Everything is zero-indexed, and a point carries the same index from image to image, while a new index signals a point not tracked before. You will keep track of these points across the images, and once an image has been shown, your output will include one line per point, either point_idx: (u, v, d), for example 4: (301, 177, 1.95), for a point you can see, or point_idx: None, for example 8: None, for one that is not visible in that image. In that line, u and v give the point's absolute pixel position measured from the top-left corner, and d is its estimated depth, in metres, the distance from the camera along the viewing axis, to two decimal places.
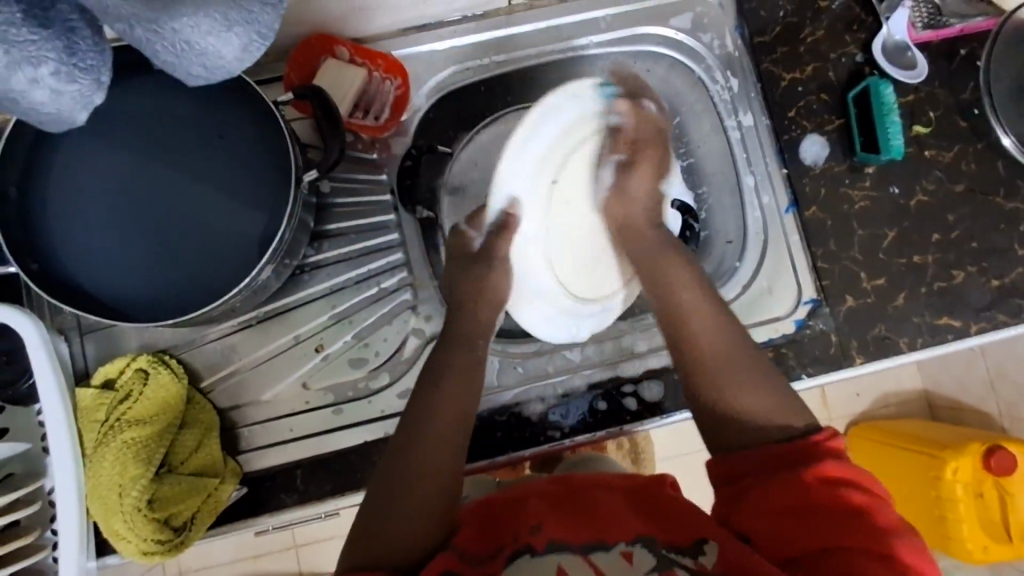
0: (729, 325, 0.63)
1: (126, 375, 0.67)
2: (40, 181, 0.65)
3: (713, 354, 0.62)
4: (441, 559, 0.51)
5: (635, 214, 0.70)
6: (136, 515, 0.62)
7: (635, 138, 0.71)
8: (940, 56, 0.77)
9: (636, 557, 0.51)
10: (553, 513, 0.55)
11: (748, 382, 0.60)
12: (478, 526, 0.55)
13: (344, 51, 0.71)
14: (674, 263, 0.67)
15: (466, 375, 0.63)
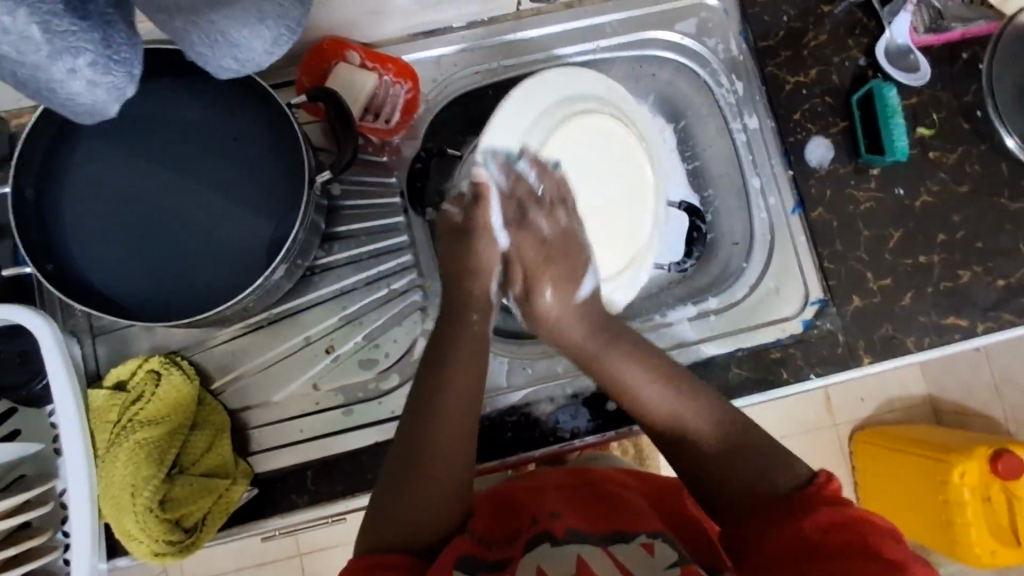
0: (685, 394, 0.62)
1: (138, 376, 0.67)
2: (56, 183, 0.66)
3: (674, 425, 0.62)
4: (461, 542, 0.55)
5: (574, 336, 0.66)
6: (148, 516, 0.63)
7: (527, 270, 0.67)
8: (942, 59, 0.78)
9: (655, 548, 0.53)
10: (575, 510, 0.59)
11: (717, 441, 0.60)
12: (503, 521, 0.60)
13: (355, 56, 0.71)
14: (618, 359, 0.65)
15: (476, 360, 0.63)
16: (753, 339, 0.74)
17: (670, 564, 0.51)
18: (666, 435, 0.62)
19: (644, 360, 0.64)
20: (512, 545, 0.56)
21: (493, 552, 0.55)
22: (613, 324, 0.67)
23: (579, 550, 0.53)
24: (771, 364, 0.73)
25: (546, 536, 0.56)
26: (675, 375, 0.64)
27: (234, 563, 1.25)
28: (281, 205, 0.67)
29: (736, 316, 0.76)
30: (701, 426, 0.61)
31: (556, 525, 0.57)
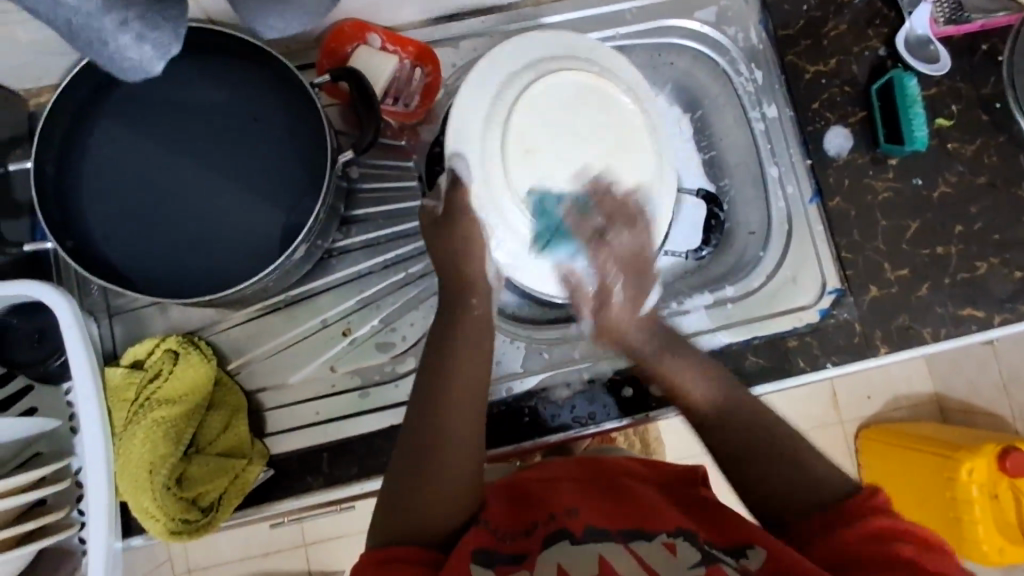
0: (735, 395, 0.64)
1: (154, 356, 0.67)
2: (77, 161, 0.66)
3: (727, 436, 0.61)
4: (472, 538, 0.53)
5: (633, 342, 0.67)
6: (166, 494, 0.63)
7: (605, 263, 0.66)
8: (962, 51, 0.78)
9: (679, 548, 0.51)
10: (592, 504, 0.57)
11: (770, 445, 0.60)
12: (516, 510, 0.58)
13: (376, 38, 0.72)
14: (670, 363, 0.66)
15: (480, 355, 0.62)
16: (769, 328, 0.74)
17: (695, 563, 0.49)
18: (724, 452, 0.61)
19: (698, 365, 0.66)
20: (528, 537, 0.54)
21: (507, 543, 0.53)
22: (677, 339, 0.67)
23: (599, 549, 0.51)
24: (787, 353, 0.73)
25: (564, 533, 0.54)
26: (732, 385, 0.64)
27: (238, 552, 1.25)
28: (300, 185, 0.67)
29: (751, 305, 0.76)
30: (748, 432, 0.61)
31: (573, 521, 0.55)
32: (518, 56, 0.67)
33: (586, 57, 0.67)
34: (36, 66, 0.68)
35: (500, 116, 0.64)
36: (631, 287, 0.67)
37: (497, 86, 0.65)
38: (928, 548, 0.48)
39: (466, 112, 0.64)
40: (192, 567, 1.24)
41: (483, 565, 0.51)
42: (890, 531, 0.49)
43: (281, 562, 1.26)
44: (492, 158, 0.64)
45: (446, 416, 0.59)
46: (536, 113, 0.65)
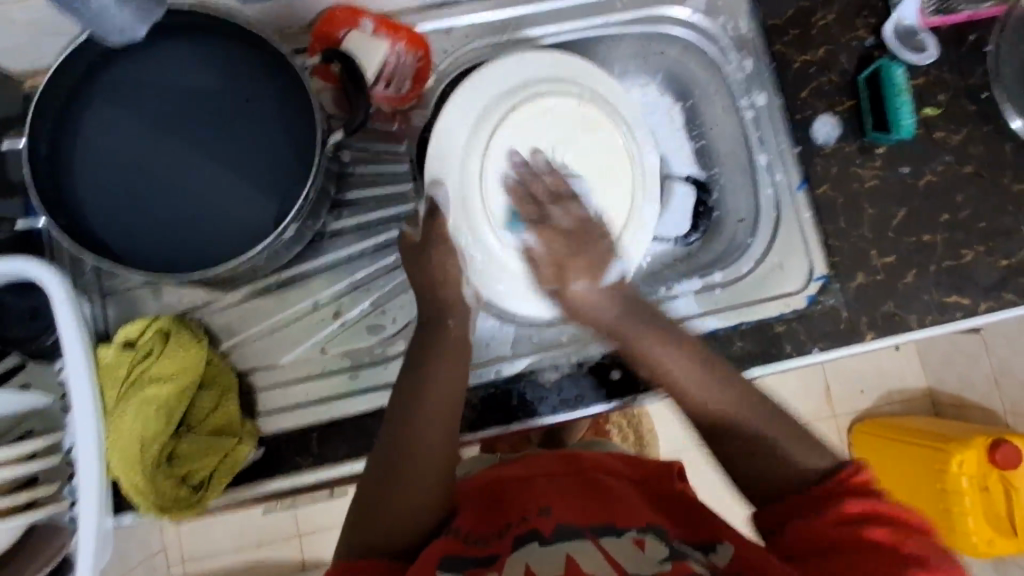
0: (705, 361, 0.63)
1: (146, 335, 0.67)
2: (70, 141, 0.67)
3: (714, 408, 0.61)
4: (442, 543, 0.54)
5: (607, 323, 0.68)
6: (157, 471, 0.64)
7: (555, 261, 0.68)
8: (949, 41, 0.78)
9: (648, 545, 0.51)
10: (562, 502, 0.57)
11: (743, 410, 0.60)
12: (489, 513, 0.58)
13: (369, 23, 0.71)
14: (647, 346, 0.65)
15: (459, 356, 0.64)
16: (756, 314, 0.75)
17: (663, 558, 0.50)
18: (705, 423, 0.62)
19: (668, 338, 0.65)
20: (499, 538, 0.54)
21: (479, 545, 0.54)
22: (663, 323, 0.67)
23: (567, 547, 0.51)
24: (773, 338, 0.74)
25: (535, 535, 0.53)
26: (701, 354, 0.64)
27: (232, 541, 1.26)
28: (290, 166, 0.68)
29: (737, 291, 0.76)
30: (726, 403, 0.61)
31: (545, 522, 0.55)
32: (495, 79, 0.69)
33: (570, 76, 0.70)
34: (31, 49, 0.69)
35: (482, 138, 0.68)
36: (592, 275, 0.68)
37: (483, 104, 0.68)
38: (904, 532, 0.49)
39: (450, 131, 0.68)
40: (186, 556, 1.25)
41: (452, 570, 0.51)
42: (862, 517, 0.50)
43: (274, 551, 1.27)
44: (471, 177, 0.68)
45: (423, 410, 0.60)
46: (518, 139, 0.69)
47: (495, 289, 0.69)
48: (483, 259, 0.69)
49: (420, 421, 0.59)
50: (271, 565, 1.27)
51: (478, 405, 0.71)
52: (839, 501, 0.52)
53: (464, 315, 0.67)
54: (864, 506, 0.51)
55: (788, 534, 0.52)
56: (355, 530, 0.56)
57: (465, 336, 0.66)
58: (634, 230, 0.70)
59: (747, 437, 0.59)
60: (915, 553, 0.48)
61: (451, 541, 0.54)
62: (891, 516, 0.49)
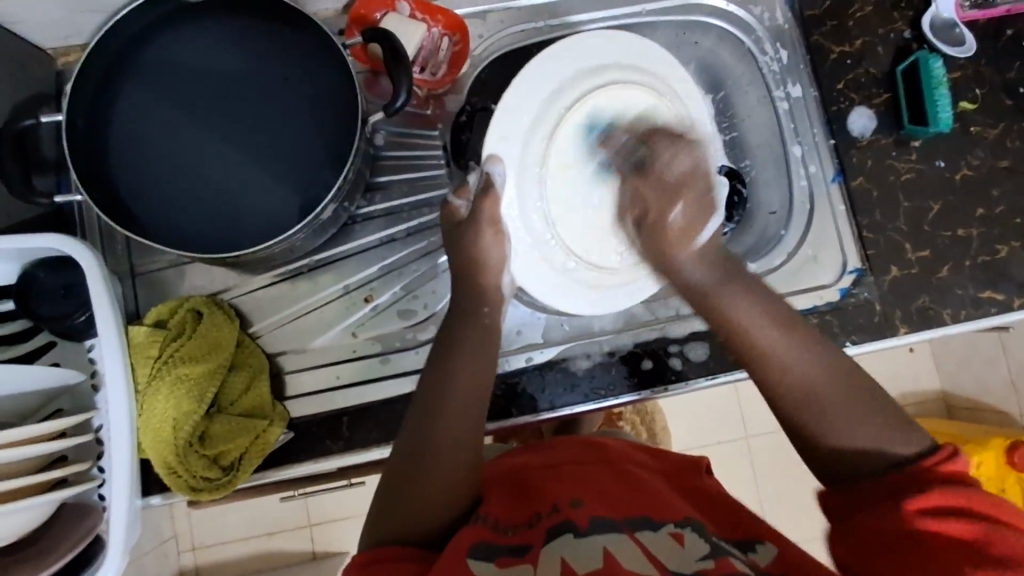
0: (808, 340, 0.55)
1: (178, 316, 0.67)
2: (105, 119, 0.67)
3: (802, 379, 0.53)
4: (473, 531, 0.51)
5: (688, 280, 0.62)
6: (189, 451, 0.63)
7: (649, 203, 0.65)
8: (987, 35, 0.78)
9: (687, 540, 0.48)
10: (596, 493, 0.54)
11: (847, 399, 0.51)
12: (519, 502, 0.55)
13: (405, 6, 0.70)
14: (730, 298, 0.58)
15: (485, 353, 0.61)
16: (790, 304, 0.74)
17: (703, 555, 0.47)
18: (790, 398, 0.53)
19: (760, 299, 0.58)
20: (531, 529, 0.51)
21: (511, 536, 0.51)
22: (748, 278, 0.60)
23: (605, 541, 0.48)
24: (808, 330, 0.73)
25: (569, 526, 0.50)
26: (800, 326, 0.56)
27: (244, 530, 1.26)
28: (326, 146, 0.67)
29: (772, 282, 0.76)
30: (825, 376, 0.53)
31: (579, 513, 0.51)
32: (570, 59, 0.70)
33: (648, 67, 0.71)
34: (69, 24, 0.69)
35: (547, 126, 0.70)
36: (695, 215, 0.63)
37: (553, 86, 0.69)
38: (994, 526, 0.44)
39: (516, 112, 0.69)
40: (196, 544, 1.25)
41: (483, 559, 0.48)
42: (945, 512, 0.44)
43: (284, 543, 1.26)
44: (528, 160, 0.70)
45: (448, 403, 0.57)
46: (583, 128, 0.71)
47: (534, 276, 0.70)
48: (525, 242, 0.70)
49: (448, 409, 0.56)
50: (280, 557, 1.26)
51: (509, 394, 0.71)
52: (915, 493, 0.46)
53: (497, 302, 0.66)
54: (945, 500, 0.45)
55: (860, 526, 0.47)
56: (382, 522, 0.53)
57: (496, 327, 0.64)
58: (704, 218, 0.62)
59: (839, 419, 0.51)
60: (1005, 555, 0.42)
61: (484, 530, 0.51)
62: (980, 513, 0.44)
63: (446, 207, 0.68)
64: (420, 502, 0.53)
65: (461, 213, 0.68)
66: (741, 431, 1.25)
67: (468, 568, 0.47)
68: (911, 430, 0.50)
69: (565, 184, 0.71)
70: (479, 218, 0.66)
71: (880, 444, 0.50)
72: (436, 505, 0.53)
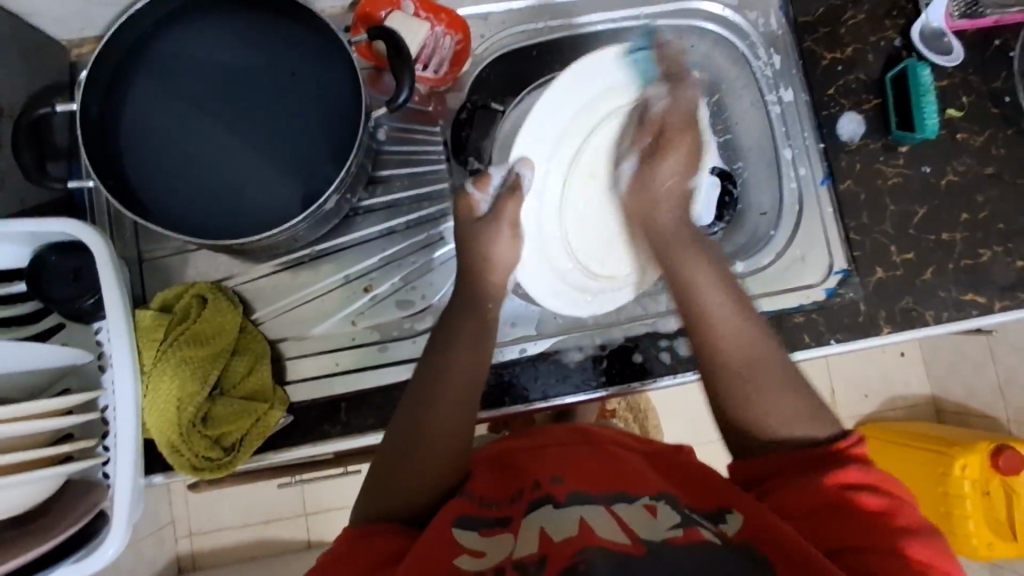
0: (750, 321, 0.61)
1: (183, 300, 0.69)
2: (116, 109, 0.69)
3: (736, 353, 0.59)
4: (451, 509, 0.53)
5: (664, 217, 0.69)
6: (192, 430, 0.65)
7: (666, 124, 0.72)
8: (975, 45, 0.80)
9: (659, 512, 0.49)
10: (577, 470, 0.56)
11: (768, 381, 0.57)
12: (505, 478, 0.57)
13: (410, 4, 0.72)
14: (690, 257, 0.66)
15: (480, 342, 0.63)
16: (777, 302, 0.76)
17: (675, 525, 0.47)
18: (728, 369, 0.59)
19: (721, 275, 0.64)
20: (513, 504, 0.53)
21: (494, 510, 0.53)
22: (705, 243, 0.68)
23: (581, 512, 0.49)
24: (794, 328, 0.75)
25: (548, 500, 0.52)
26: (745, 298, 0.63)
27: (239, 518, 1.28)
28: (330, 139, 0.69)
29: (760, 280, 0.78)
30: (753, 349, 0.59)
31: (558, 489, 0.53)
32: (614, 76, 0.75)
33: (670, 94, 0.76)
34: (83, 16, 0.71)
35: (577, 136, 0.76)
36: (682, 167, 0.71)
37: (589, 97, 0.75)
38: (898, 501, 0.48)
39: (548, 119, 0.74)
40: (193, 531, 1.27)
41: (465, 529, 0.50)
42: (860, 487, 0.49)
43: (279, 531, 1.28)
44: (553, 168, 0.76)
45: (440, 388, 0.59)
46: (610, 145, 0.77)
47: (536, 278, 0.75)
48: (534, 252, 0.76)
49: (432, 391, 0.59)
50: (275, 545, 1.28)
51: (501, 384, 0.73)
52: (833, 469, 0.50)
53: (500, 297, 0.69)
54: (862, 476, 0.49)
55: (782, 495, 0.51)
56: (373, 496, 0.55)
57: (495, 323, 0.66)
58: (688, 173, 0.71)
59: (760, 394, 0.57)
60: (905, 523, 0.47)
61: (467, 505, 0.53)
62: (887, 489, 0.49)
63: (466, 200, 0.71)
64: (408, 478, 0.55)
65: (481, 209, 0.71)
66: None
67: (454, 540, 0.49)
68: (824, 420, 0.55)
69: (583, 196, 0.78)
70: (500, 215, 0.70)
71: (792, 430, 0.55)
72: (427, 477, 0.55)
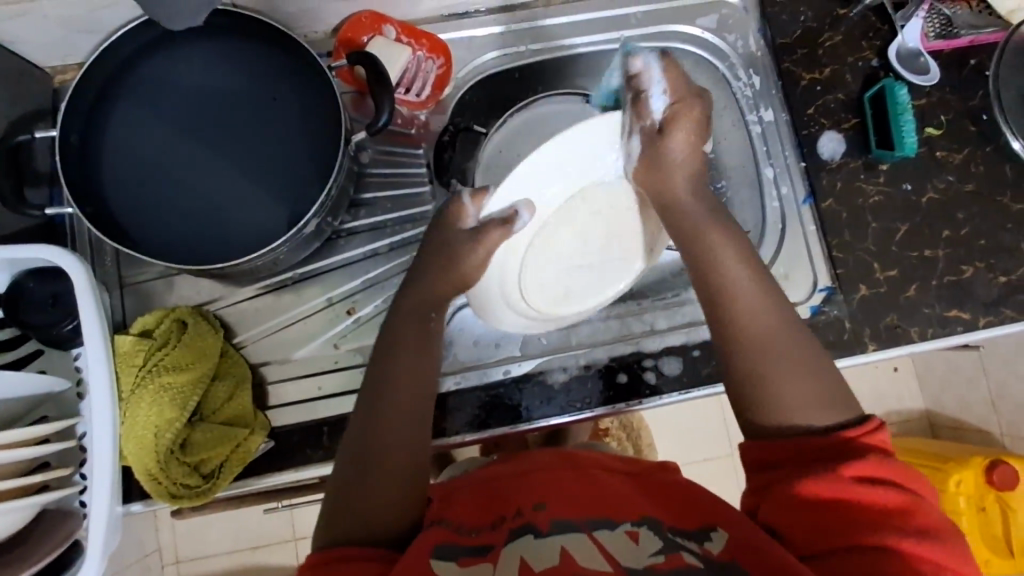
0: (766, 288, 0.58)
1: (164, 325, 0.68)
2: (97, 135, 0.69)
3: (755, 330, 0.56)
4: (433, 534, 0.52)
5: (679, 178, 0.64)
6: (170, 458, 0.65)
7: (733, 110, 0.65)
8: (951, 64, 0.81)
9: (641, 537, 0.49)
10: (559, 494, 0.54)
11: (786, 364, 0.54)
12: (485, 504, 0.56)
13: (392, 29, 0.74)
14: (710, 230, 0.62)
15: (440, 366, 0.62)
16: None
17: (655, 551, 0.48)
18: (741, 340, 0.56)
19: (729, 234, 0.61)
20: (495, 529, 0.52)
21: (474, 537, 0.52)
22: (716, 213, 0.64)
23: (563, 540, 0.49)
24: None
25: (529, 528, 0.51)
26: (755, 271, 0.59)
27: (227, 545, 1.26)
28: (311, 163, 0.70)
29: None
30: (768, 325, 0.56)
31: (541, 516, 0.52)
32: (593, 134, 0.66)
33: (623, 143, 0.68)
34: (67, 46, 0.71)
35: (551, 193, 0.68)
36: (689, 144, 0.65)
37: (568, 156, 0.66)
38: (906, 497, 0.47)
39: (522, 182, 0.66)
40: (180, 559, 1.25)
41: (444, 559, 0.49)
42: (870, 482, 0.47)
43: (268, 558, 1.26)
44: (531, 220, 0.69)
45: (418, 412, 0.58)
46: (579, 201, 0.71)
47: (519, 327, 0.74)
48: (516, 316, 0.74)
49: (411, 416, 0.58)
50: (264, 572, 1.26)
51: (488, 405, 0.73)
52: (845, 460, 0.49)
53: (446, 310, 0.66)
54: (872, 470, 0.48)
55: (776, 500, 0.49)
56: (344, 522, 0.53)
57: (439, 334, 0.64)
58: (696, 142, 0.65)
59: (779, 376, 0.54)
60: (915, 524, 0.46)
61: (444, 533, 0.52)
62: (898, 483, 0.47)
63: (457, 208, 0.65)
64: (386, 501, 0.54)
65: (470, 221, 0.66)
66: (723, 449, 1.26)
67: (430, 566, 0.48)
68: (843, 404, 0.53)
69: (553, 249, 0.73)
70: None
71: (813, 411, 0.52)
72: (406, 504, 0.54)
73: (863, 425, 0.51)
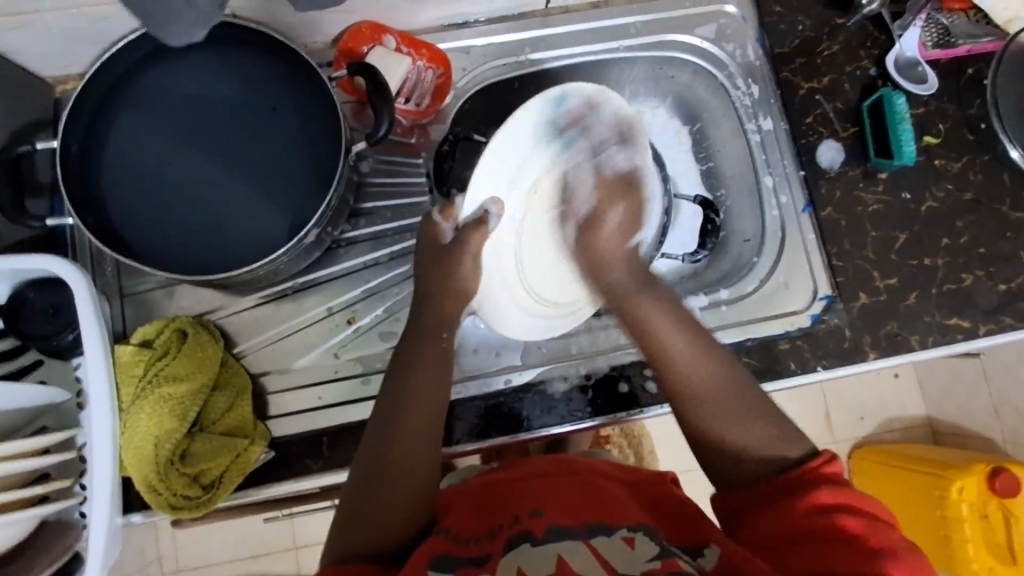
0: (708, 350, 0.62)
1: (164, 335, 0.68)
2: (99, 146, 0.69)
3: (695, 383, 0.60)
4: (431, 544, 0.52)
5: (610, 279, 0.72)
6: (170, 468, 0.65)
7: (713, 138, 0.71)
8: (948, 74, 0.81)
9: (639, 543, 0.49)
10: (556, 503, 0.54)
11: (729, 411, 0.58)
12: (483, 515, 0.56)
13: (391, 39, 0.74)
14: (643, 299, 0.68)
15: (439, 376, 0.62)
16: (764, 329, 0.76)
17: (653, 556, 0.48)
18: (680, 396, 0.61)
19: (666, 304, 0.68)
20: (492, 539, 0.52)
21: (472, 547, 0.52)
22: (652, 284, 0.70)
23: (560, 548, 0.49)
24: (780, 355, 0.75)
25: (525, 536, 0.51)
26: (702, 335, 0.64)
27: (228, 553, 1.25)
28: (312, 173, 0.70)
29: (746, 307, 0.78)
30: (703, 378, 0.60)
31: (538, 523, 0.52)
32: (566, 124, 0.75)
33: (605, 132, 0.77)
34: (67, 57, 0.71)
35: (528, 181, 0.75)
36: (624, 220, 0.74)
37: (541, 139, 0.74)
38: (873, 521, 0.47)
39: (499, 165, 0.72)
40: (180, 568, 1.24)
41: (442, 568, 0.49)
42: (833, 508, 0.48)
43: (268, 567, 1.26)
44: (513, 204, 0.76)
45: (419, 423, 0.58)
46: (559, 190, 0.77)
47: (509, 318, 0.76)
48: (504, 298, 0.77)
49: (411, 426, 0.58)
50: None
51: (489, 414, 0.72)
52: (806, 491, 0.50)
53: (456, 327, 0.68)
54: (834, 498, 0.49)
55: (755, 527, 0.51)
56: (345, 534, 0.53)
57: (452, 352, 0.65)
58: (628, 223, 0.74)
59: (721, 423, 0.58)
60: (885, 546, 0.46)
61: (442, 542, 0.52)
62: (863, 509, 0.48)
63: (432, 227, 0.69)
64: (386, 514, 0.54)
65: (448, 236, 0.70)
66: None
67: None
68: (798, 438, 0.56)
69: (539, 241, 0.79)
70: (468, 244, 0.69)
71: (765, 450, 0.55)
72: (407, 515, 0.55)
73: (817, 457, 0.53)
